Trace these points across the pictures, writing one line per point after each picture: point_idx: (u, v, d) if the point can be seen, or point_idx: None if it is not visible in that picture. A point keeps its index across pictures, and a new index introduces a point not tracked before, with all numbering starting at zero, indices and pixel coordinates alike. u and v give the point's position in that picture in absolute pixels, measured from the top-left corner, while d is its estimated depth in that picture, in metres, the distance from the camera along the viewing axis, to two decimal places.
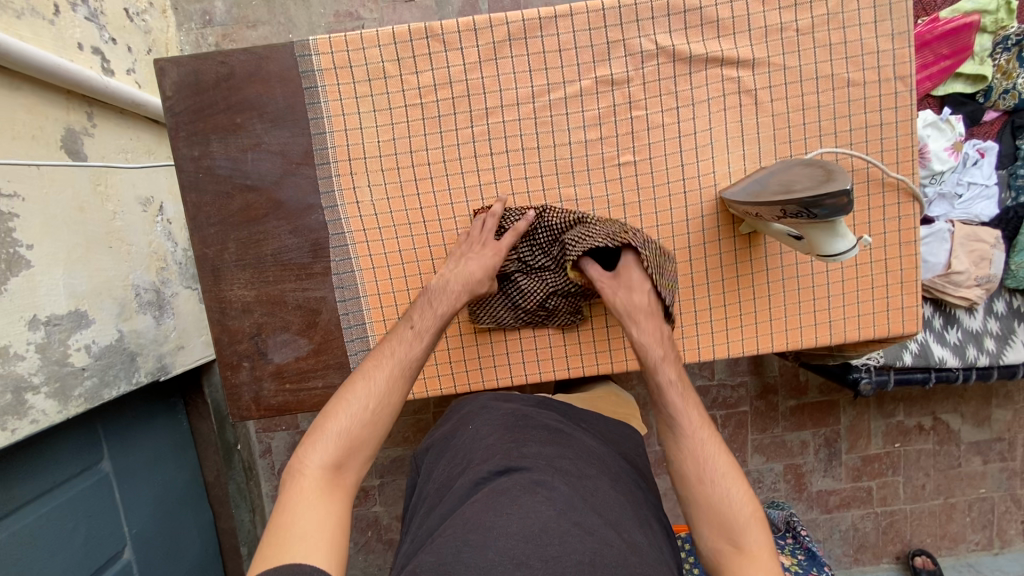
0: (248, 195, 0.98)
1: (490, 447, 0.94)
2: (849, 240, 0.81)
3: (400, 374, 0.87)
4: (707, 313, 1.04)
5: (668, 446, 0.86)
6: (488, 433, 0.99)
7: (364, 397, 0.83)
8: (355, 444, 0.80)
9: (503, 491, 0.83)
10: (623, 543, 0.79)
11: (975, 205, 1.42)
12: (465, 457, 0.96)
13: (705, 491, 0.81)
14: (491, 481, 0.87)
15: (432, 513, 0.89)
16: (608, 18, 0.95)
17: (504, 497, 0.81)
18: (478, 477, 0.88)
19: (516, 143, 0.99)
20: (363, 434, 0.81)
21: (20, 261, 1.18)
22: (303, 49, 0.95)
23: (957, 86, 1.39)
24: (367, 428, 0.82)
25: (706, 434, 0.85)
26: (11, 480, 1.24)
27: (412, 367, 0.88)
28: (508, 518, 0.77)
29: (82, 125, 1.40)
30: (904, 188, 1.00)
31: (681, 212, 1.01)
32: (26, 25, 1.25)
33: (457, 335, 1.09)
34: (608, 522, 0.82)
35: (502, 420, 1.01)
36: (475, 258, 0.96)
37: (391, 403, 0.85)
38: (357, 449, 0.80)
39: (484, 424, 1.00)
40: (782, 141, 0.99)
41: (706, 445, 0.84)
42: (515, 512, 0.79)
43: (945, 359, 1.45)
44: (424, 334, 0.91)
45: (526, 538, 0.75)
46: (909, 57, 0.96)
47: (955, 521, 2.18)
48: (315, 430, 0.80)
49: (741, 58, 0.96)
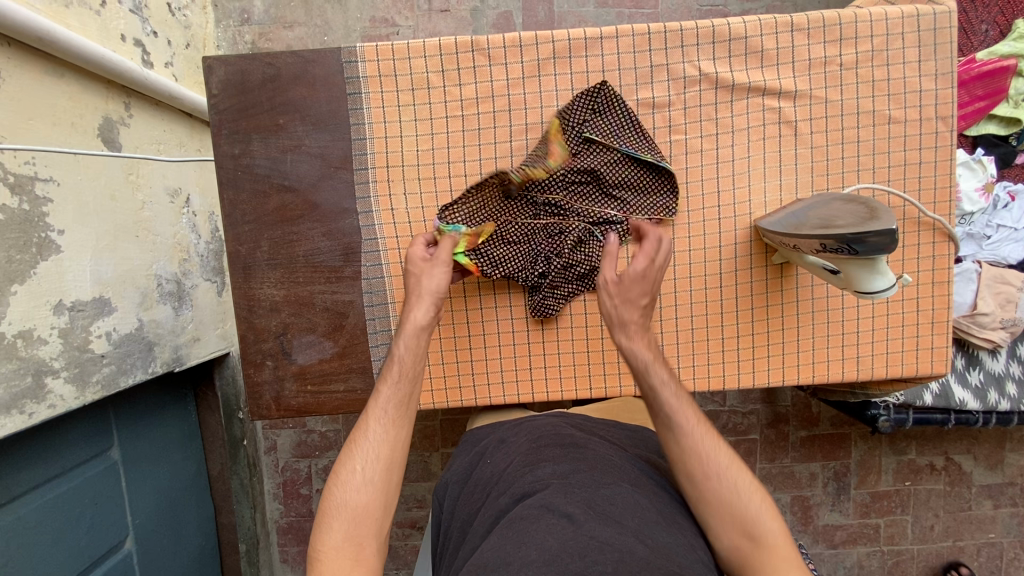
0: (285, 195, 0.99)
1: (508, 477, 0.94)
2: (888, 279, 0.80)
3: (378, 426, 0.83)
4: (735, 343, 1.03)
5: (670, 447, 0.88)
6: (506, 465, 0.99)
7: (353, 461, 0.81)
8: (362, 513, 0.78)
9: (518, 518, 0.82)
10: (645, 548, 0.77)
11: (1002, 247, 1.41)
12: (484, 491, 0.97)
13: (713, 487, 0.84)
14: (508, 512, 0.86)
15: (458, 551, 0.89)
16: (652, 41, 0.95)
17: (518, 526, 0.80)
18: (496, 512, 0.88)
19: None
20: (363, 500, 0.79)
21: (50, 245, 1.20)
22: (350, 55, 0.96)
23: (991, 128, 1.39)
24: (365, 493, 0.80)
25: (703, 429, 0.87)
26: (21, 464, 1.24)
27: (399, 404, 0.85)
28: (526, 547, 0.76)
29: (119, 115, 1.42)
30: (939, 228, 0.99)
31: (714, 238, 1.01)
32: (74, 15, 1.28)
33: (459, 349, 1.05)
34: (630, 529, 0.80)
35: (521, 447, 1.01)
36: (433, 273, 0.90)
37: (380, 459, 0.82)
38: (365, 517, 0.79)
39: (502, 459, 1.01)
40: (820, 173, 0.99)
41: (705, 440, 0.86)
42: (533, 539, 0.77)
43: (966, 402, 1.43)
44: (388, 376, 0.86)
45: (546, 562, 0.73)
46: (952, 98, 0.96)
47: (963, 565, 2.14)
48: (322, 512, 0.79)
49: (783, 89, 0.96)
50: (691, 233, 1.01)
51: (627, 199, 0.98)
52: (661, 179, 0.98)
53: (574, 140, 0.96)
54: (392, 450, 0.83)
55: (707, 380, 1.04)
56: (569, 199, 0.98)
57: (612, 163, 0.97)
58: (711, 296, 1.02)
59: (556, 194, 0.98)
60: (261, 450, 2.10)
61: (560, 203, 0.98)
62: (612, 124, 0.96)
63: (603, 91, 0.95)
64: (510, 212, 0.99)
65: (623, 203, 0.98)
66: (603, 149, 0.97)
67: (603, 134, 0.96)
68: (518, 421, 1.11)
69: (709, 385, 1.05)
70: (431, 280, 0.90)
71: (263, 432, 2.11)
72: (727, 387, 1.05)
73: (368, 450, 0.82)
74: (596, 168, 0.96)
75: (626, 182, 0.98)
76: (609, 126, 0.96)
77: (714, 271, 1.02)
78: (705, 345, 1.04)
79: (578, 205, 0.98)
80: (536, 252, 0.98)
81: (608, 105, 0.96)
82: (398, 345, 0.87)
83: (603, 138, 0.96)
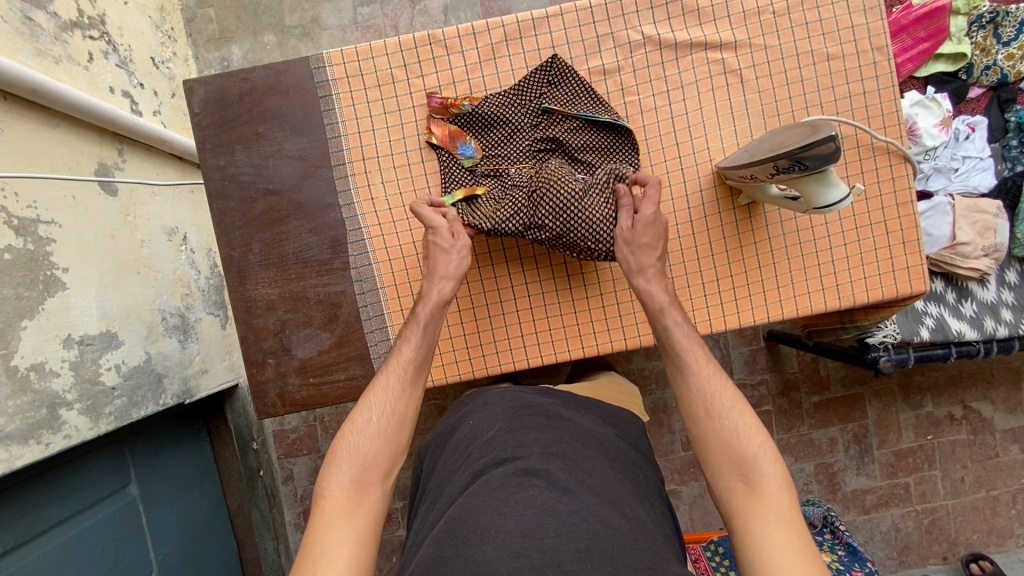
0: (270, 199, 1.05)
1: (491, 440, 0.96)
2: (841, 189, 0.84)
3: (398, 378, 0.95)
4: (717, 286, 1.07)
5: (678, 385, 0.97)
6: (491, 425, 1.01)
7: (374, 409, 0.93)
8: (369, 460, 0.89)
9: (499, 484, 0.85)
10: (622, 519, 0.82)
11: (971, 177, 1.45)
12: (465, 452, 0.99)
13: (715, 427, 0.91)
14: (488, 473, 0.89)
15: (435, 505, 0.93)
16: (595, 14, 1.03)
17: (499, 492, 0.83)
18: (475, 470, 0.91)
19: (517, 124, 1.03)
20: (372, 447, 0.90)
21: (57, 283, 1.25)
22: (318, 62, 1.04)
23: (939, 66, 1.45)
24: (377, 441, 0.91)
25: (710, 372, 0.95)
26: (41, 501, 1.27)
27: (414, 366, 0.96)
28: (506, 515, 0.79)
29: (113, 160, 1.50)
30: (894, 151, 1.03)
31: (679, 187, 1.06)
32: (64, 71, 1.37)
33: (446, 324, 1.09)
34: (611, 502, 0.85)
35: (507, 408, 1.04)
36: (453, 253, 0.98)
37: (396, 410, 0.94)
38: (373, 465, 0.89)
39: (485, 421, 1.04)
40: (771, 115, 1.04)
41: (709, 386, 0.94)
42: (510, 508, 0.80)
43: (964, 333, 1.44)
44: (411, 335, 0.97)
45: (523, 534, 0.77)
46: (883, 29, 1.02)
47: (1001, 515, 2.10)
48: (332, 455, 0.90)
49: (723, 41, 1.03)
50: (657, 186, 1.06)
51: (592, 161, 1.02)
52: (622, 140, 1.03)
53: (534, 111, 1.02)
54: (404, 406, 0.94)
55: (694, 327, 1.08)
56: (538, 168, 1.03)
57: (574, 128, 1.01)
58: (685, 244, 1.07)
59: (524, 164, 1.03)
60: (278, 480, 2.08)
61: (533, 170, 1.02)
62: (568, 93, 1.02)
63: (555, 63, 1.01)
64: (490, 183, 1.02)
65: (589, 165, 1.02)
66: (562, 117, 1.01)
67: (560, 103, 1.01)
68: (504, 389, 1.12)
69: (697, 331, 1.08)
70: (444, 260, 0.97)
71: (279, 462, 2.10)
72: (714, 330, 1.08)
73: (383, 403, 0.94)
74: (559, 137, 1.01)
75: (589, 144, 1.02)
76: (565, 95, 1.02)
77: (685, 220, 1.06)
78: (687, 293, 1.07)
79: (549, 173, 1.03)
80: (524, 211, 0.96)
81: (562, 76, 1.02)
82: (421, 307, 0.97)
83: (560, 105, 1.00)
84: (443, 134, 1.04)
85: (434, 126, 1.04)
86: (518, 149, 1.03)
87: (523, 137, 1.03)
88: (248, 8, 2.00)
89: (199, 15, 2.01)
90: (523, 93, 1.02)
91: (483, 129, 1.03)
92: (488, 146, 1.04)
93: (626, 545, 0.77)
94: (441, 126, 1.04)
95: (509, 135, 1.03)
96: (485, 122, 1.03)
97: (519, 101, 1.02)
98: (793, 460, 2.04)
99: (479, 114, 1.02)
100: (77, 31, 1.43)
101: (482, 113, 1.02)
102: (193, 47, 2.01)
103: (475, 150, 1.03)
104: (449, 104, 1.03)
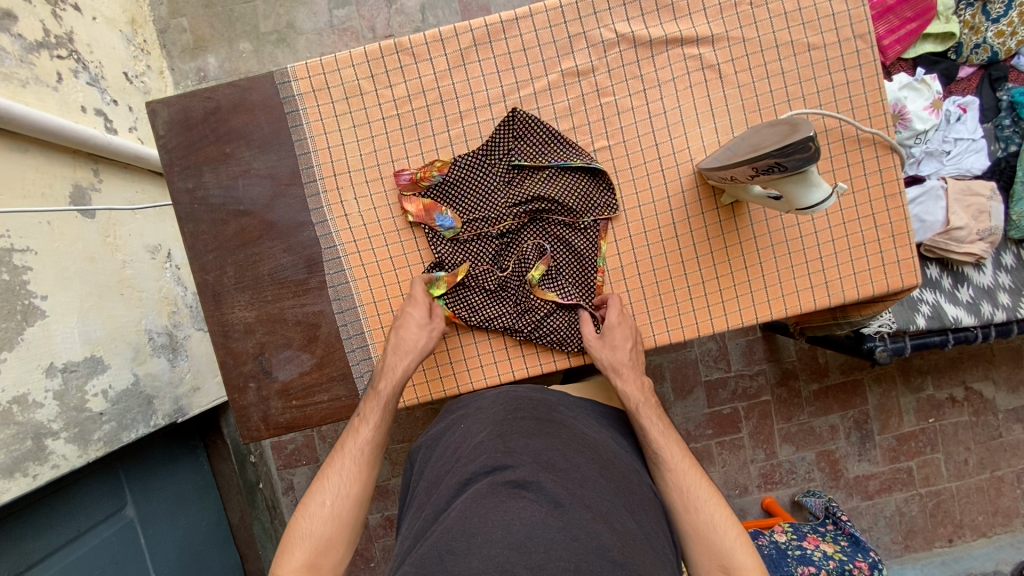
0: (242, 220, 1.02)
1: (478, 445, 0.93)
2: (824, 189, 0.81)
3: (353, 462, 0.98)
4: (702, 289, 1.05)
5: (655, 478, 1.01)
6: (479, 429, 0.98)
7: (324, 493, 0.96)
8: (325, 543, 0.93)
9: (487, 493, 0.81)
10: (613, 533, 0.80)
11: (965, 159, 1.41)
12: (452, 458, 0.96)
13: (692, 520, 0.96)
14: (476, 482, 0.86)
15: (421, 511, 0.90)
16: (566, 14, 0.99)
17: (487, 500, 0.80)
18: (463, 477, 0.88)
19: (491, 154, 1.01)
20: (327, 531, 0.94)
21: (36, 312, 1.23)
22: (283, 77, 1.01)
23: (928, 47, 1.42)
24: (329, 524, 0.94)
25: (685, 462, 1.00)
26: (32, 532, 1.26)
27: (365, 453, 0.98)
28: (492, 525, 0.76)
29: (89, 181, 1.48)
30: (880, 141, 1.01)
31: (660, 189, 1.03)
32: (32, 93, 1.33)
33: None
34: (602, 515, 0.83)
35: (494, 413, 1.00)
36: (416, 324, 0.99)
37: (352, 494, 0.97)
38: (328, 547, 0.93)
39: (473, 425, 1.00)
40: (751, 110, 1.01)
41: (687, 478, 0.99)
42: (499, 519, 0.77)
43: (961, 319, 1.41)
44: (369, 417, 0.98)
45: (510, 546, 0.73)
46: (865, 16, 0.99)
47: (1005, 495, 2.09)
48: (287, 537, 0.94)
49: (700, 36, 0.99)
50: (637, 189, 1.04)
51: (573, 205, 1.01)
52: (597, 180, 1.02)
53: (504, 168, 1.01)
54: (360, 487, 0.97)
55: (682, 330, 1.06)
56: (520, 222, 1.01)
57: (547, 178, 1.01)
58: (668, 248, 1.04)
59: (505, 222, 1.01)
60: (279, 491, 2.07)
61: (512, 229, 1.01)
62: (535, 143, 1.00)
63: (516, 118, 0.99)
64: (476, 253, 1.02)
65: (569, 211, 1.01)
66: (535, 170, 1.01)
67: (530, 157, 1.00)
68: (494, 388, 1.07)
69: (685, 335, 1.06)
70: (411, 333, 0.99)
71: (279, 473, 2.09)
72: (701, 333, 1.06)
73: (338, 486, 0.97)
74: (535, 189, 1.00)
75: (566, 189, 1.00)
76: (533, 145, 1.00)
77: (667, 222, 1.04)
78: (673, 297, 1.05)
79: (528, 230, 1.02)
80: (513, 299, 1.02)
81: (525, 128, 1.00)
82: (383, 385, 0.98)
83: (530, 160, 1.00)
84: (418, 209, 1.01)
85: (407, 204, 1.02)
86: (497, 209, 1.01)
87: (500, 196, 1.01)
88: (222, 16, 1.96)
89: (172, 26, 1.97)
90: (491, 152, 1.01)
91: (456, 197, 1.01)
92: (466, 212, 1.01)
93: (611, 563, 0.74)
94: (414, 202, 1.02)
95: (485, 200, 1.01)
96: (456, 190, 1.01)
97: (489, 161, 1.01)
98: (794, 449, 2.02)
99: (450, 186, 1.01)
100: (43, 51, 1.40)
101: (453, 186, 1.01)
102: (168, 59, 1.97)
103: (454, 220, 1.01)
104: (418, 178, 1.01)
